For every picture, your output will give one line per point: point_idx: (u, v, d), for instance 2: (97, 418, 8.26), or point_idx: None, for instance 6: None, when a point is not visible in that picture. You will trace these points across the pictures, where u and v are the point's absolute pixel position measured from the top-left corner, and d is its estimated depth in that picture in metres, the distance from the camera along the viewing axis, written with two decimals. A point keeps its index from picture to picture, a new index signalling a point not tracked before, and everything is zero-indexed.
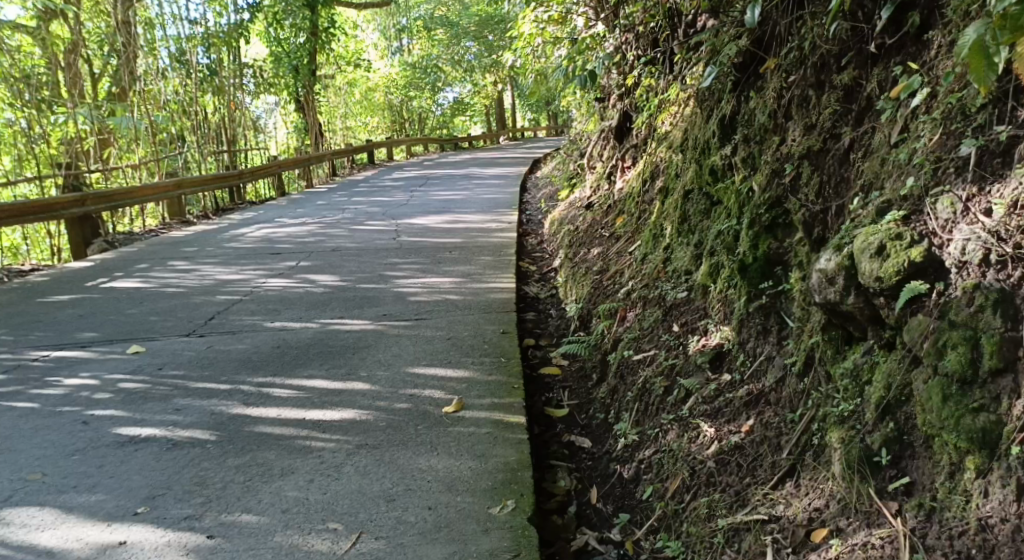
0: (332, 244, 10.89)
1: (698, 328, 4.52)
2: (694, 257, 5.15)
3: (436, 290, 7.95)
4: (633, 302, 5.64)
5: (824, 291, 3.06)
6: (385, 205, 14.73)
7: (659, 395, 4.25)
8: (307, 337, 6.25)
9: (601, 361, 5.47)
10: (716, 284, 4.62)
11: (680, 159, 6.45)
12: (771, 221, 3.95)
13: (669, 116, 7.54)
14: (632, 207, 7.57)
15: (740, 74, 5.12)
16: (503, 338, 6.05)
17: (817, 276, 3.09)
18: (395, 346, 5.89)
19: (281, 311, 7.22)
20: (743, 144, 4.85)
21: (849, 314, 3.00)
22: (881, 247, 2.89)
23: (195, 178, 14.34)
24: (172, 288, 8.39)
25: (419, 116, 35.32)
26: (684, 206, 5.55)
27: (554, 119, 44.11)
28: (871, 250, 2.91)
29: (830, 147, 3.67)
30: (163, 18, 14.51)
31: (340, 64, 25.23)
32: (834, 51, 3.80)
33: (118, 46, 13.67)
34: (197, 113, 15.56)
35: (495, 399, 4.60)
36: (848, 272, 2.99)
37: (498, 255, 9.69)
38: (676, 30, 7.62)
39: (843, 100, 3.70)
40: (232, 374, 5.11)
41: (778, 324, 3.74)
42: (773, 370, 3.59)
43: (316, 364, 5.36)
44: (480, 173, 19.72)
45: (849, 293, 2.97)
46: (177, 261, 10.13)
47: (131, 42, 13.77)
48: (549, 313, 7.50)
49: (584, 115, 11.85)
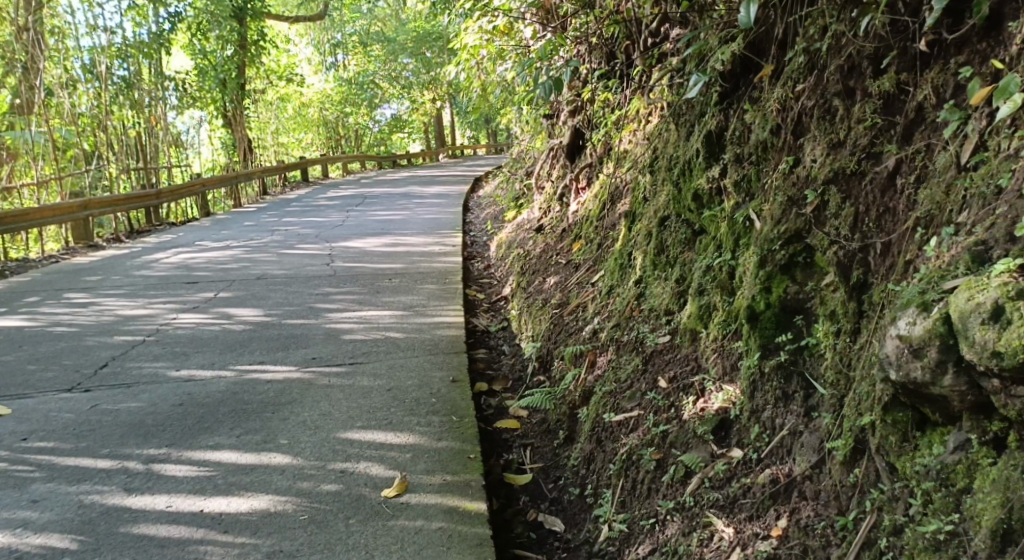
0: (257, 272, 9.92)
1: (690, 384, 3.78)
2: (676, 294, 4.43)
3: (374, 326, 7.06)
4: (603, 345, 4.87)
5: (903, 365, 2.36)
6: (318, 226, 13.79)
7: (650, 473, 3.48)
8: (218, 391, 5.36)
9: (568, 417, 4.68)
10: (708, 330, 3.93)
11: (649, 181, 5.71)
12: (786, 259, 3.22)
13: (629, 134, 6.88)
14: (590, 231, 6.82)
15: (730, 84, 4.41)
16: (453, 388, 5.21)
17: (891, 344, 2.41)
18: (325, 401, 5.02)
19: (190, 356, 6.29)
20: (735, 165, 4.16)
21: (939, 398, 2.31)
22: (997, 309, 2.16)
23: (104, 199, 13.14)
24: (63, 329, 7.43)
25: (355, 132, 34.38)
26: (660, 235, 4.81)
27: (493, 136, 43.67)
28: (982, 313, 2.17)
29: (867, 169, 2.96)
30: (76, 27, 13.45)
31: (272, 79, 24.14)
32: (868, 51, 3.10)
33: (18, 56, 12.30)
34: (110, 128, 14.38)
35: (448, 477, 3.82)
36: (944, 343, 2.27)
37: (443, 282, 8.85)
38: (635, 39, 7.02)
39: (882, 111, 2.99)
40: (115, 445, 4.29)
41: (802, 389, 2.99)
42: (803, 449, 2.84)
43: (224, 430, 4.51)
44: (420, 192, 18.84)
45: (947, 372, 2.26)
46: (76, 293, 9.09)
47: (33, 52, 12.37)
48: (502, 350, 6.70)
49: (530, 131, 11.14)
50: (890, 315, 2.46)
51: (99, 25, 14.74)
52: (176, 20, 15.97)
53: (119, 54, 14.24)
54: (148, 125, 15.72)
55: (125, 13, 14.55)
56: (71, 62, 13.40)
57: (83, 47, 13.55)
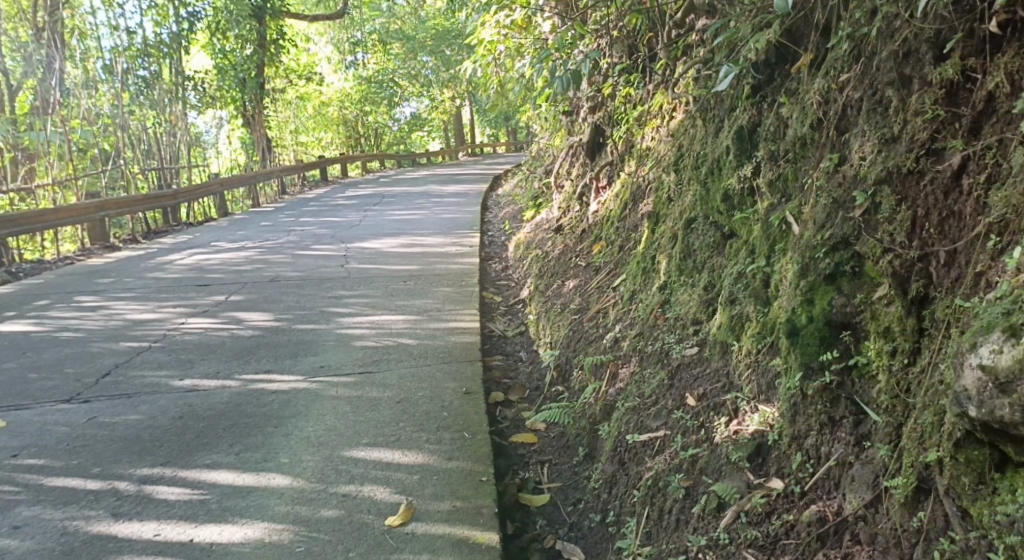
0: (271, 274, 9.68)
1: (722, 402, 3.47)
2: (703, 301, 4.12)
3: (386, 332, 6.79)
4: (625, 356, 4.56)
5: (986, 401, 2.09)
6: (335, 226, 13.54)
7: (679, 502, 3.17)
8: (220, 402, 5.11)
9: (589, 433, 4.38)
10: (740, 343, 3.62)
11: (674, 180, 5.36)
12: (831, 268, 2.89)
13: (652, 130, 6.56)
14: (612, 233, 6.51)
15: (764, 75, 4.08)
16: (466, 401, 4.91)
17: (970, 375, 2.14)
18: (331, 415, 4.76)
19: (194, 364, 6.05)
20: (770, 163, 3.84)
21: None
22: None
23: (121, 199, 12.96)
24: (69, 334, 7.21)
25: (375, 131, 34.14)
26: (687, 239, 4.50)
27: (512, 135, 43.44)
28: None
29: (926, 168, 2.64)
30: (97, 27, 13.30)
31: (291, 78, 23.98)
32: (928, 34, 2.77)
33: (37, 57, 12.14)
34: (130, 127, 14.25)
35: (457, 503, 3.58)
36: None
37: (459, 285, 8.56)
38: (659, 33, 6.72)
39: (945, 101, 2.66)
40: (108, 463, 4.08)
41: (852, 415, 2.69)
42: (854, 484, 2.54)
43: (224, 446, 4.29)
44: (439, 191, 18.57)
45: None
46: (86, 296, 8.89)
47: (52, 52, 12.21)
48: (519, 357, 6.40)
49: (549, 129, 10.84)
50: (968, 341, 2.18)
51: (119, 26, 14.62)
52: (196, 19, 15.81)
53: (139, 54, 14.12)
54: (169, 125, 15.58)
55: (145, 12, 14.41)
56: (92, 62, 13.31)
57: (104, 47, 13.41)
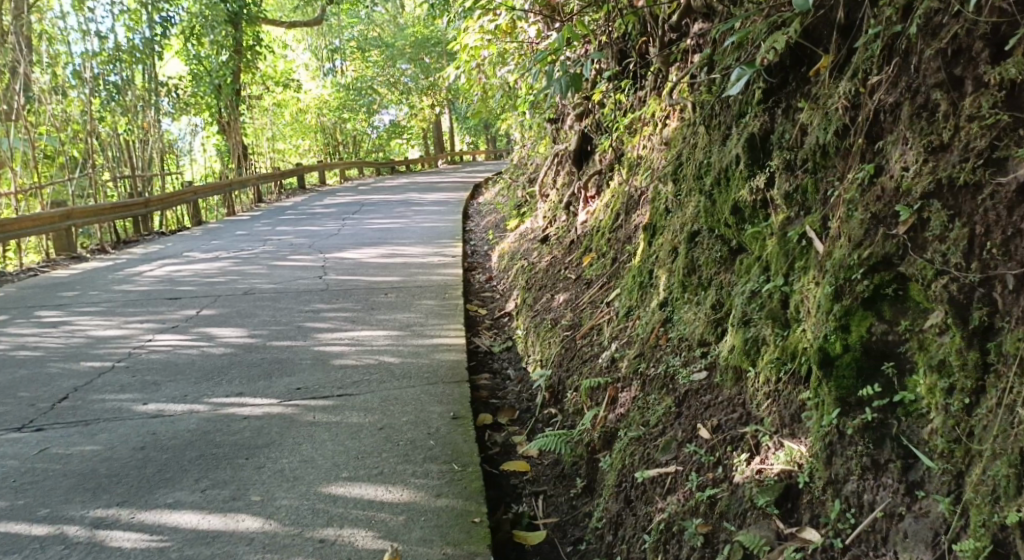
0: (245, 286, 9.28)
1: (739, 435, 3.16)
2: (711, 321, 3.79)
3: (367, 349, 6.42)
4: (625, 379, 4.22)
5: None
6: (312, 236, 13.14)
7: (697, 552, 2.90)
8: (187, 430, 4.74)
9: (587, 462, 4.04)
10: (755, 369, 3.30)
11: (671, 190, 5.03)
12: (871, 291, 2.64)
13: (644, 139, 6.25)
14: (603, 244, 6.19)
15: (777, 79, 3.80)
16: (455, 428, 4.56)
17: None
18: (307, 445, 4.41)
19: (160, 386, 5.67)
20: (785, 173, 3.54)
21: None
22: None
23: (88, 208, 12.51)
24: (27, 352, 6.81)
25: (353, 138, 33.69)
26: (690, 254, 4.18)
27: (492, 143, 43.14)
28: None
29: (985, 181, 2.44)
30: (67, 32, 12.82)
31: (268, 84, 23.52)
32: (984, 29, 2.58)
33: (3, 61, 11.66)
34: (100, 134, 13.79)
35: (448, 550, 3.32)
36: None
37: (442, 298, 8.20)
38: (652, 37, 6.41)
39: (1005, 106, 2.46)
40: (57, 504, 3.87)
41: (900, 458, 2.41)
42: (909, 540, 2.29)
43: (188, 482, 4.03)
44: (419, 199, 18.19)
45: None
46: (49, 310, 8.47)
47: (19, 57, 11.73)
48: (507, 375, 6.06)
49: (533, 137, 10.53)
50: None
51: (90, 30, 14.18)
52: (170, 24, 15.35)
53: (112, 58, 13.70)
54: (141, 131, 15.11)
55: (117, 17, 13.98)
56: (62, 68, 12.87)
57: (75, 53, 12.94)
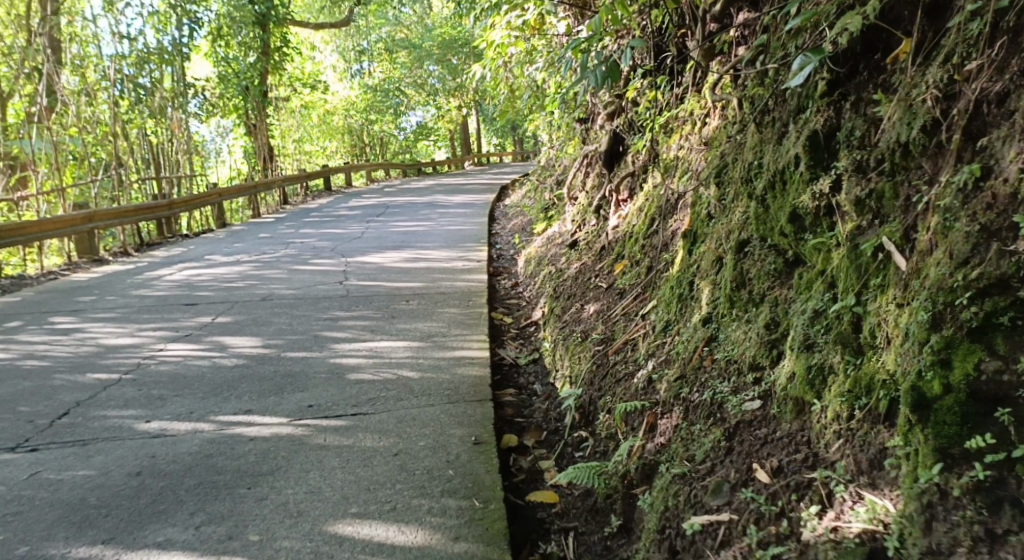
0: (264, 291, 8.92)
1: (804, 482, 2.71)
2: (764, 342, 3.34)
3: (385, 362, 6.02)
4: (664, 405, 3.76)
5: None
6: (335, 239, 12.77)
7: None
8: (188, 452, 4.36)
9: (623, 497, 3.58)
10: (821, 402, 2.83)
11: (714, 194, 4.56)
12: (980, 319, 2.32)
13: (681, 138, 5.81)
14: (636, 252, 5.75)
15: (845, 69, 3.35)
16: (476, 456, 4.14)
17: None
18: (315, 472, 4.01)
19: (166, 401, 5.30)
20: (854, 175, 3.09)
21: None
22: None
23: (110, 211, 12.22)
24: (35, 361, 6.48)
25: (380, 140, 33.42)
26: (739, 267, 3.71)
27: (518, 145, 42.79)
28: None
29: None
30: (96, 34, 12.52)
31: (295, 86, 23.26)
32: None
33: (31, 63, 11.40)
34: (128, 137, 13.50)
35: None
36: None
37: (466, 306, 7.78)
38: (692, 30, 5.94)
39: None
40: (38, 541, 3.53)
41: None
42: None
43: (182, 516, 3.65)
44: (443, 201, 17.80)
45: None
46: (62, 316, 8.16)
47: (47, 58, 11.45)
48: (533, 391, 5.62)
49: (561, 138, 10.08)
50: None
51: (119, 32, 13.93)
52: (198, 26, 15.06)
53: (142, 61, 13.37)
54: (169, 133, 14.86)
55: (146, 18, 13.70)
56: (91, 71, 12.51)
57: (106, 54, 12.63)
